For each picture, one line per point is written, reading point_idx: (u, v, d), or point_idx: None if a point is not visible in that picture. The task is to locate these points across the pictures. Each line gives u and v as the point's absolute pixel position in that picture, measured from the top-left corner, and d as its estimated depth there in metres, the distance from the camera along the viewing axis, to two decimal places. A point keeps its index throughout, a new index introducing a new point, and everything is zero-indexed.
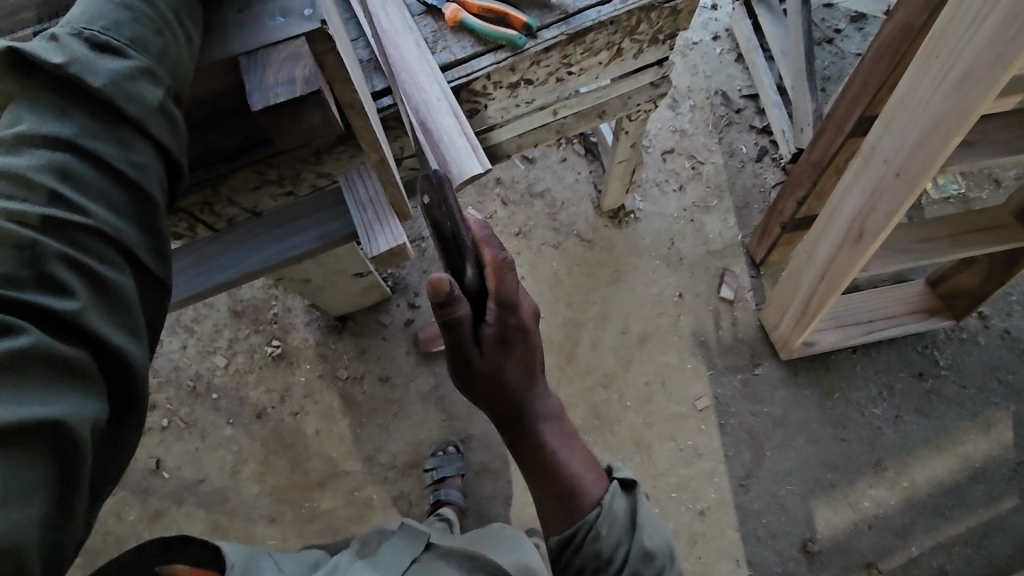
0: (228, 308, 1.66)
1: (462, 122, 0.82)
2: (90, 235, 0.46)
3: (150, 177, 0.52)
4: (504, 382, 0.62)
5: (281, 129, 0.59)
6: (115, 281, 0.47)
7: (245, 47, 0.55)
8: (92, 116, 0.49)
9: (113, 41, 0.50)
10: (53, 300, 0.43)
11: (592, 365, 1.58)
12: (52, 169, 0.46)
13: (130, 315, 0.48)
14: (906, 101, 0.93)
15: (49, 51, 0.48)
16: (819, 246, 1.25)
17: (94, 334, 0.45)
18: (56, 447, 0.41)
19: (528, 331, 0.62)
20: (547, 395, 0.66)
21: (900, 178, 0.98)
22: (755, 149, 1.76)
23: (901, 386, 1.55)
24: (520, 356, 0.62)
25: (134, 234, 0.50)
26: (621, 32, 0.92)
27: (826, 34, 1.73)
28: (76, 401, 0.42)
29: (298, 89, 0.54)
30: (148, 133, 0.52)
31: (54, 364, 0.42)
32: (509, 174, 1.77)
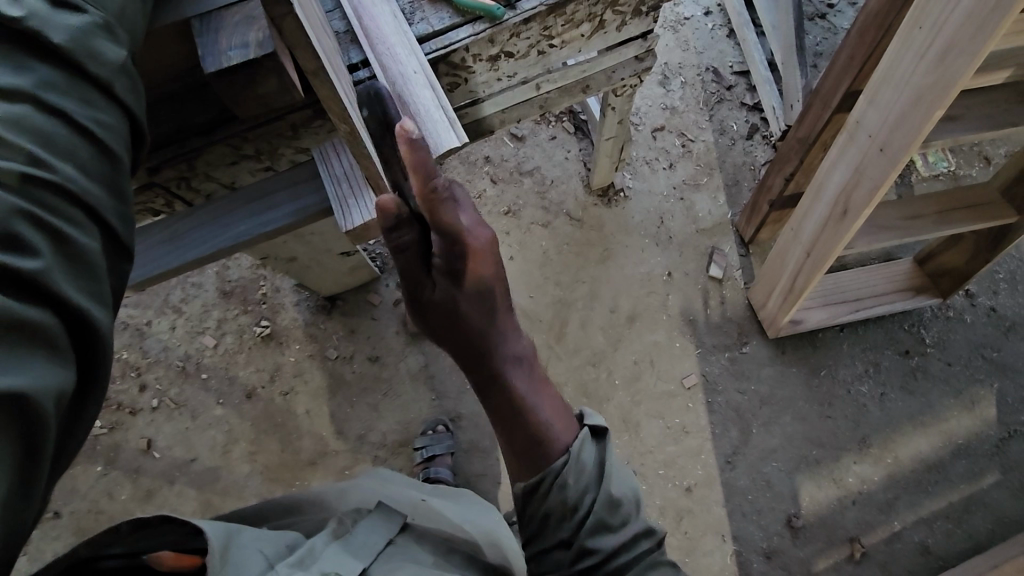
0: (216, 288, 1.66)
1: (440, 95, 0.81)
2: (57, 195, 0.45)
3: (116, 136, 0.51)
4: (458, 316, 0.65)
5: (235, 96, 0.63)
6: (82, 244, 0.46)
7: (198, 10, 0.59)
8: (56, 70, 0.48)
9: None
10: (17, 260, 0.41)
11: (581, 344, 1.58)
12: (13, 125, 0.44)
13: (95, 280, 0.47)
14: (891, 72, 0.91)
15: (7, 5, 0.46)
16: (806, 223, 1.24)
17: (59, 297, 0.43)
18: (20, 419, 0.39)
19: (478, 264, 0.62)
20: (512, 335, 0.68)
21: (884, 152, 0.97)
22: (746, 126, 1.75)
23: (887, 363, 1.55)
24: (474, 292, 0.65)
25: (100, 196, 0.48)
26: (602, 3, 0.91)
27: (819, 9, 1.70)
28: (41, 372, 0.41)
29: (252, 53, 0.58)
30: (114, 94, 0.51)
31: (20, 330, 0.41)
32: (498, 152, 1.75)
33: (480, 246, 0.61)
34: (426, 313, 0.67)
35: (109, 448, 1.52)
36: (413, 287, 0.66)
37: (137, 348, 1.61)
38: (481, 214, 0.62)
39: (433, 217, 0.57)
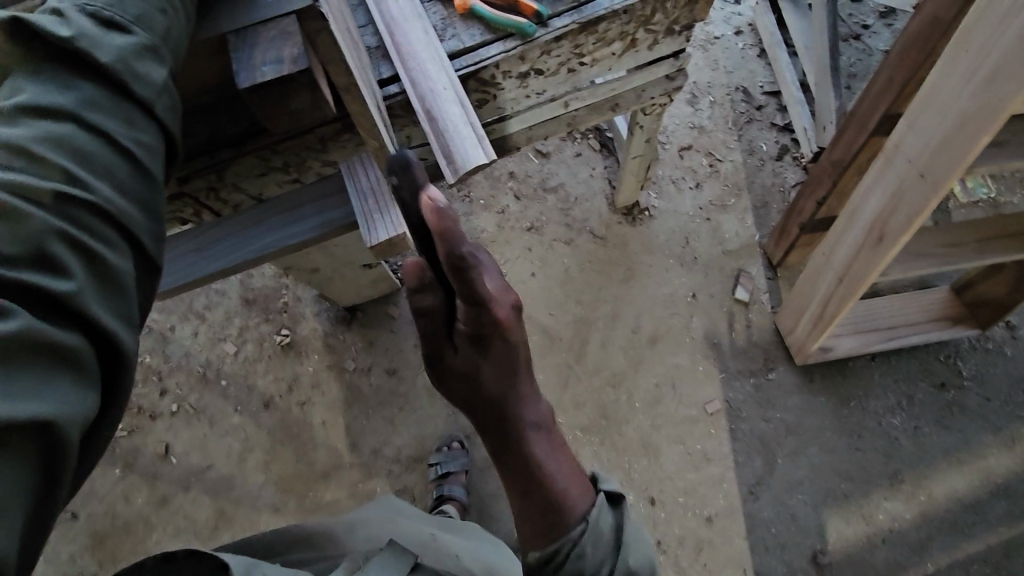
0: (239, 296, 1.67)
1: (468, 110, 0.81)
2: (94, 214, 0.45)
3: (155, 157, 0.51)
4: (479, 390, 0.62)
5: (270, 112, 0.62)
6: (113, 263, 0.45)
7: (234, 25, 0.58)
8: (99, 90, 0.48)
9: (118, 18, 0.50)
10: (50, 281, 0.41)
11: (601, 365, 1.55)
12: (55, 143, 0.45)
13: (127, 301, 0.46)
14: (933, 97, 0.88)
15: (59, 24, 0.47)
16: (838, 249, 1.21)
17: (91, 319, 0.43)
18: (42, 446, 0.38)
19: (504, 332, 0.60)
20: (532, 402, 0.64)
21: (924, 178, 0.93)
22: (775, 147, 1.72)
23: (921, 396, 1.49)
24: (498, 358, 0.61)
25: (136, 215, 0.48)
26: (635, 22, 0.90)
27: (853, 30, 1.67)
28: (66, 396, 0.40)
29: (285, 68, 0.57)
30: (156, 114, 0.51)
31: (46, 351, 0.40)
32: (523, 168, 1.74)
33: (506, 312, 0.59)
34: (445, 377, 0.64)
35: (127, 452, 1.53)
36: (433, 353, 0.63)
37: (160, 353, 1.62)
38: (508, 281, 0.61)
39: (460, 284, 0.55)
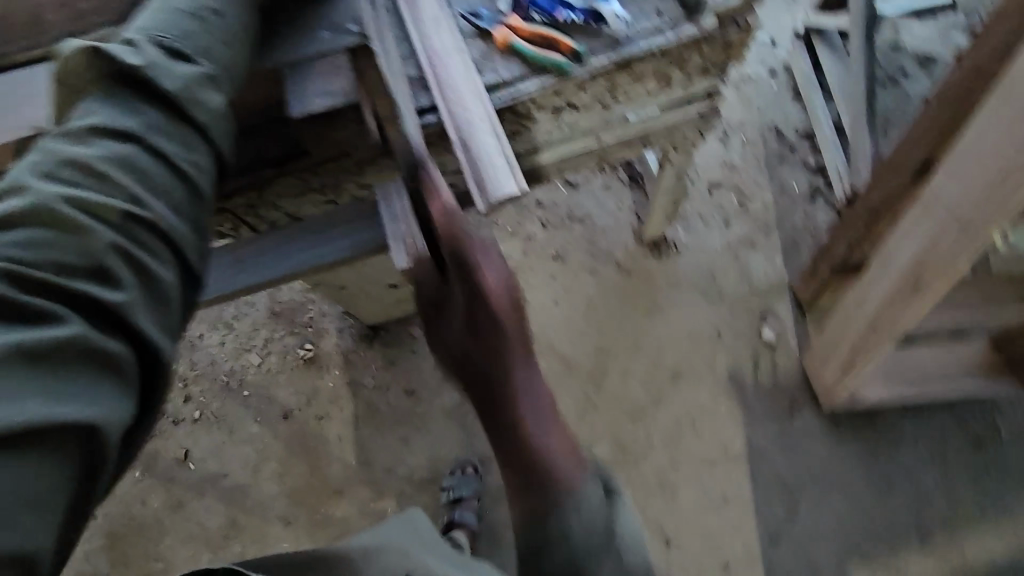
0: (267, 308, 1.69)
1: (502, 142, 0.83)
2: (149, 231, 0.49)
3: (208, 176, 0.54)
4: (467, 359, 0.66)
5: None
6: (161, 276, 0.48)
7: (290, 59, 0.70)
8: (163, 115, 0.53)
9: (186, 50, 0.56)
10: (102, 290, 0.45)
11: (621, 398, 1.53)
12: (121, 164, 0.49)
13: (171, 315, 0.49)
14: (973, 149, 0.87)
15: (130, 54, 0.53)
16: (869, 295, 1.18)
17: (135, 330, 0.46)
18: (85, 448, 0.41)
19: (495, 312, 0.66)
20: (527, 385, 0.66)
21: (964, 231, 0.92)
22: (808, 188, 1.71)
23: (955, 452, 1.43)
24: (488, 335, 0.66)
25: (188, 232, 0.51)
26: (670, 63, 0.92)
27: (890, 74, 1.65)
28: (106, 401, 0.43)
29: None
30: (211, 138, 0.55)
31: (91, 358, 0.43)
32: (551, 196, 1.75)
33: (501, 297, 0.67)
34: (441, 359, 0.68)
35: (148, 455, 1.56)
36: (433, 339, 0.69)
37: (186, 359, 1.65)
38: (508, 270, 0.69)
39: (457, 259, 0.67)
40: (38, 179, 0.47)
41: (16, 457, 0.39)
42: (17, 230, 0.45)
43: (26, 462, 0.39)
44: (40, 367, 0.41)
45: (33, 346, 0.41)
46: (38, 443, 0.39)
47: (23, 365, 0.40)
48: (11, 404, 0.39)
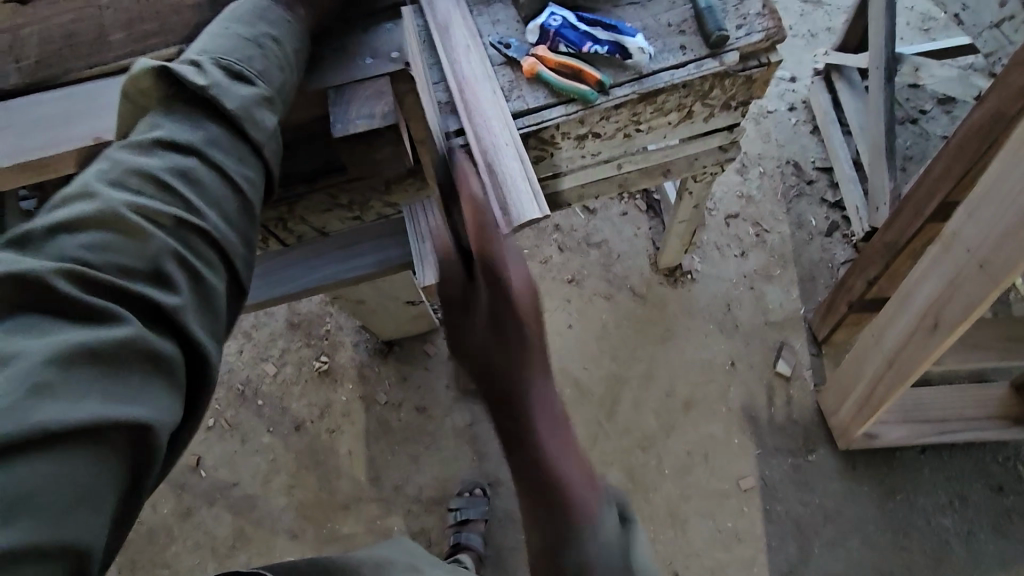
0: (285, 319, 1.73)
1: (527, 166, 0.85)
2: (203, 240, 0.50)
3: (258, 191, 0.56)
4: (485, 360, 0.57)
5: (355, 160, 0.67)
6: (212, 283, 0.50)
7: (336, 82, 0.65)
8: (221, 130, 0.55)
9: (246, 72, 0.57)
10: (161, 293, 0.46)
11: (632, 425, 1.53)
12: (182, 174, 0.51)
13: (218, 321, 0.50)
14: (992, 191, 0.87)
15: (195, 74, 0.54)
16: (888, 332, 1.18)
17: (187, 334, 0.47)
18: (136, 447, 0.42)
19: (520, 313, 0.57)
20: (546, 401, 0.55)
21: (983, 269, 0.92)
22: (826, 223, 1.71)
23: (975, 497, 1.39)
24: (508, 337, 0.56)
25: (236, 244, 0.53)
26: (692, 95, 0.94)
27: (910, 113, 1.67)
28: (160, 401, 0.43)
29: (375, 122, 0.62)
30: (263, 155, 0.57)
31: (148, 360, 0.44)
32: (569, 221, 1.77)
33: (524, 301, 0.57)
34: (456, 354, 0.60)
35: None
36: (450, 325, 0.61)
37: None
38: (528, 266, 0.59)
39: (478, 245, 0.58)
40: (105, 184, 0.48)
41: (74, 454, 0.38)
42: (81, 232, 0.45)
43: (82, 459, 0.39)
44: (100, 367, 0.41)
45: (95, 346, 0.41)
46: (94, 441, 0.39)
47: (84, 364, 0.41)
48: (71, 401, 0.39)
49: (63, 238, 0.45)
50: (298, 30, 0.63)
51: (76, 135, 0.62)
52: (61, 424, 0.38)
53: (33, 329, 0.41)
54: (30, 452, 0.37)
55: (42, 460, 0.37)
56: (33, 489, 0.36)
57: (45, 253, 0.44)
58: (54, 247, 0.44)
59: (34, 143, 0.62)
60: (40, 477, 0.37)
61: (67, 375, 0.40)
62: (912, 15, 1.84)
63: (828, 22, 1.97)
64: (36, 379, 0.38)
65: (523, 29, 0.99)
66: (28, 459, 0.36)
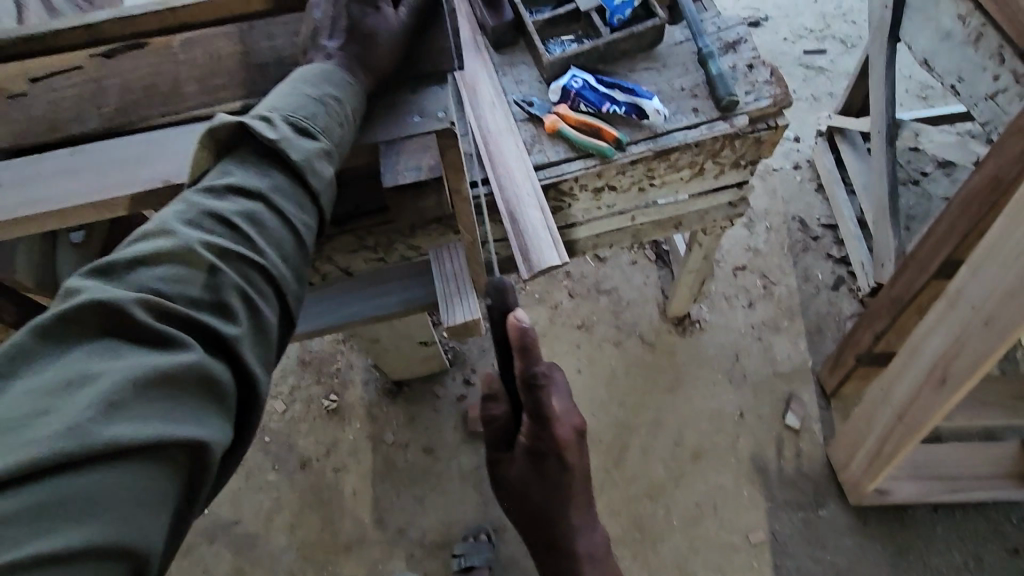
0: (298, 356, 1.75)
1: (547, 216, 0.90)
2: (262, 277, 0.55)
3: (312, 233, 0.61)
4: (527, 490, 0.68)
5: (400, 206, 0.69)
6: (267, 317, 0.54)
7: (387, 137, 0.67)
8: (284, 177, 0.59)
9: (312, 128, 0.60)
10: (222, 325, 0.50)
11: (640, 475, 1.52)
12: (248, 217, 0.55)
13: (270, 352, 0.54)
14: (994, 250, 0.91)
15: (267, 129, 0.58)
16: (896, 385, 1.19)
17: (243, 363, 0.50)
18: (192, 463, 0.45)
19: (564, 478, 0.66)
20: (585, 530, 0.72)
21: (989, 326, 0.94)
22: (831, 277, 1.75)
23: (990, 560, 1.37)
24: (550, 475, 0.66)
25: (289, 281, 0.57)
26: (704, 154, 1.00)
27: (911, 174, 1.74)
28: (215, 425, 0.46)
29: (423, 174, 0.65)
30: (320, 201, 0.61)
31: (208, 386, 0.47)
32: (580, 268, 1.82)
33: (565, 439, 0.64)
34: (498, 480, 0.71)
35: None
36: (494, 458, 0.71)
37: None
38: (575, 404, 0.64)
39: (529, 400, 0.62)
40: (181, 224, 0.52)
41: (139, 466, 0.41)
42: (159, 266, 0.49)
43: (144, 468, 0.41)
44: (167, 388, 0.44)
45: (165, 369, 0.44)
46: (157, 455, 0.42)
47: (153, 385, 0.44)
48: (140, 419, 0.42)
49: (142, 271, 0.49)
50: (359, 91, 0.66)
51: (149, 176, 0.65)
52: (130, 438, 0.41)
53: (112, 351, 0.44)
54: (102, 462, 0.40)
55: (111, 470, 0.40)
56: (104, 496, 0.39)
57: (127, 283, 0.47)
58: (135, 277, 0.48)
59: (108, 183, 0.65)
60: (110, 485, 0.40)
61: (138, 395, 0.43)
62: (909, 83, 1.93)
63: (830, 87, 2.07)
64: (112, 396, 0.41)
65: (545, 89, 1.06)
66: (100, 468, 0.40)
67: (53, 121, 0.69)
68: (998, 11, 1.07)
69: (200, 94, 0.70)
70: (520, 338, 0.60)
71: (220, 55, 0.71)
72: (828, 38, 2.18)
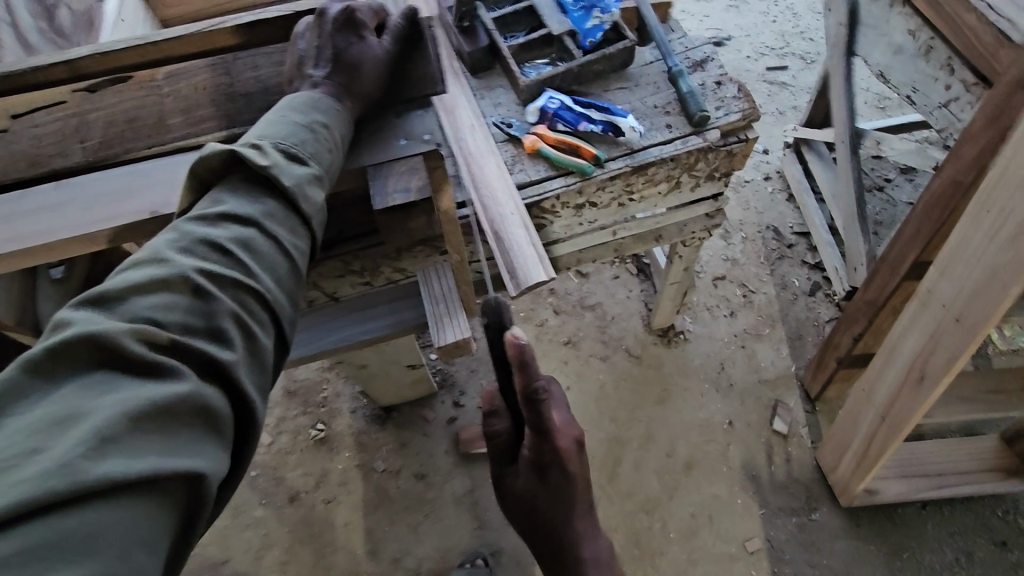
0: (283, 387, 1.73)
1: (532, 234, 0.92)
2: (257, 301, 0.55)
3: (305, 257, 0.61)
4: (533, 505, 0.68)
5: (391, 228, 0.70)
6: (262, 342, 0.54)
7: (375, 161, 0.69)
8: (276, 203, 0.60)
9: (301, 154, 0.61)
10: (218, 350, 0.49)
11: (634, 489, 1.52)
12: (241, 243, 0.56)
13: (266, 377, 0.54)
14: (960, 250, 0.95)
15: (258, 155, 0.59)
16: (878, 385, 1.22)
17: (239, 389, 0.50)
18: (189, 495, 0.44)
19: (568, 487, 0.67)
20: (591, 539, 0.71)
21: (960, 323, 0.98)
22: (808, 283, 1.79)
23: (981, 554, 1.39)
24: (555, 485, 0.67)
25: (283, 304, 0.57)
26: (680, 168, 1.03)
27: (876, 182, 1.80)
28: (212, 454, 0.46)
29: (412, 195, 0.65)
30: (311, 226, 0.62)
31: (204, 414, 0.47)
32: (563, 285, 1.84)
33: (567, 447, 0.65)
34: (504, 497, 0.71)
35: None
36: (499, 473, 0.72)
37: None
38: (573, 416, 0.69)
39: (531, 413, 0.62)
40: (174, 251, 0.52)
41: (134, 502, 0.40)
42: (152, 295, 0.49)
43: (137, 505, 0.40)
44: (161, 420, 0.44)
45: (159, 400, 0.44)
46: (153, 490, 0.41)
47: (148, 417, 0.43)
48: (133, 453, 0.41)
49: (135, 300, 0.48)
50: (345, 117, 0.67)
51: (136, 207, 0.65)
52: (124, 472, 0.40)
53: (104, 383, 0.43)
54: (97, 499, 0.38)
55: (105, 508, 0.39)
56: (100, 535, 0.38)
57: (118, 313, 0.47)
58: (126, 307, 0.48)
59: (95, 216, 0.64)
60: (107, 523, 0.38)
61: (133, 429, 0.42)
62: (868, 95, 2.03)
63: (794, 101, 2.15)
64: (104, 431, 0.40)
65: (522, 110, 1.09)
66: (93, 507, 0.38)
67: (34, 156, 0.70)
68: (944, 24, 1.14)
69: (185, 125, 0.71)
70: (517, 354, 0.59)
71: (203, 87, 0.72)
72: (789, 55, 2.27)
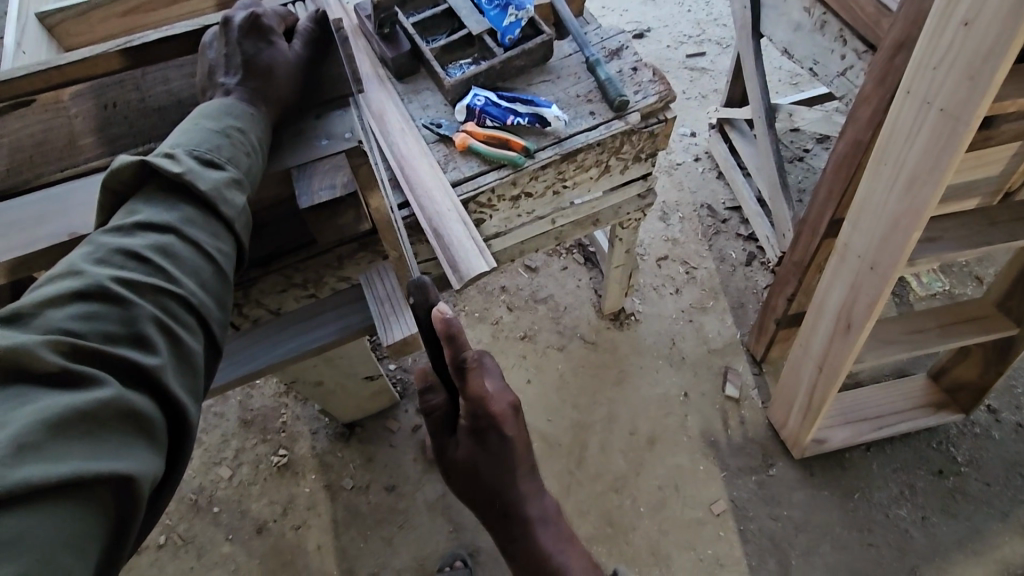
0: (238, 417, 1.68)
1: (470, 227, 0.94)
2: (181, 305, 0.55)
3: (230, 260, 0.61)
4: (475, 471, 0.71)
5: (320, 223, 0.71)
6: (190, 345, 0.54)
7: (298, 161, 0.69)
8: (195, 209, 0.60)
9: (216, 159, 0.61)
10: (142, 356, 0.50)
11: (602, 470, 1.55)
12: (162, 251, 0.56)
13: (196, 379, 0.54)
14: (866, 203, 1.03)
15: (171, 163, 0.58)
16: (813, 339, 1.30)
17: (167, 393, 0.51)
18: (119, 499, 0.44)
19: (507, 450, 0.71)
20: (535, 497, 0.76)
21: (874, 270, 1.05)
22: (744, 254, 1.89)
23: (922, 485, 1.49)
24: (495, 450, 0.71)
25: (209, 307, 0.58)
26: (607, 152, 1.07)
27: (795, 153, 1.92)
28: (141, 456, 0.46)
29: (338, 192, 0.66)
30: (235, 229, 0.62)
31: (131, 418, 0.47)
32: (514, 281, 1.87)
33: (502, 412, 0.69)
34: (448, 470, 0.73)
35: None
36: (440, 445, 0.73)
37: None
38: (507, 382, 0.70)
39: (462, 384, 0.65)
40: (91, 263, 0.52)
41: (57, 506, 0.40)
42: (70, 306, 0.49)
43: (61, 510, 0.40)
44: (84, 427, 0.44)
45: (81, 407, 0.44)
46: (78, 495, 0.42)
47: (70, 425, 0.43)
48: (55, 459, 0.41)
49: (51, 312, 0.48)
50: (261, 122, 0.67)
51: (50, 235, 0.62)
52: (45, 477, 0.40)
53: (23, 395, 0.43)
54: (18, 506, 0.39)
55: (27, 514, 0.39)
56: (22, 538, 0.38)
57: (34, 326, 0.47)
58: (42, 321, 0.47)
59: (6, 246, 0.61)
60: (28, 528, 0.39)
61: (53, 436, 0.42)
62: (781, 73, 2.16)
63: (713, 85, 2.26)
64: (23, 439, 0.40)
65: (451, 110, 1.10)
66: (13, 515, 0.38)
67: None
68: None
69: (100, 146, 0.70)
70: (445, 328, 0.62)
71: (112, 105, 0.71)
72: (705, 42, 2.39)
